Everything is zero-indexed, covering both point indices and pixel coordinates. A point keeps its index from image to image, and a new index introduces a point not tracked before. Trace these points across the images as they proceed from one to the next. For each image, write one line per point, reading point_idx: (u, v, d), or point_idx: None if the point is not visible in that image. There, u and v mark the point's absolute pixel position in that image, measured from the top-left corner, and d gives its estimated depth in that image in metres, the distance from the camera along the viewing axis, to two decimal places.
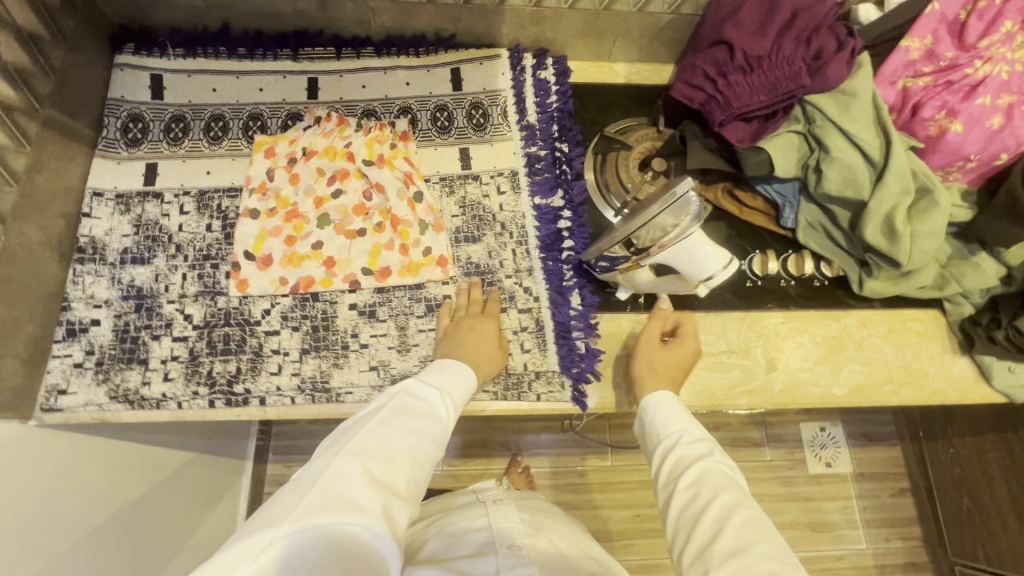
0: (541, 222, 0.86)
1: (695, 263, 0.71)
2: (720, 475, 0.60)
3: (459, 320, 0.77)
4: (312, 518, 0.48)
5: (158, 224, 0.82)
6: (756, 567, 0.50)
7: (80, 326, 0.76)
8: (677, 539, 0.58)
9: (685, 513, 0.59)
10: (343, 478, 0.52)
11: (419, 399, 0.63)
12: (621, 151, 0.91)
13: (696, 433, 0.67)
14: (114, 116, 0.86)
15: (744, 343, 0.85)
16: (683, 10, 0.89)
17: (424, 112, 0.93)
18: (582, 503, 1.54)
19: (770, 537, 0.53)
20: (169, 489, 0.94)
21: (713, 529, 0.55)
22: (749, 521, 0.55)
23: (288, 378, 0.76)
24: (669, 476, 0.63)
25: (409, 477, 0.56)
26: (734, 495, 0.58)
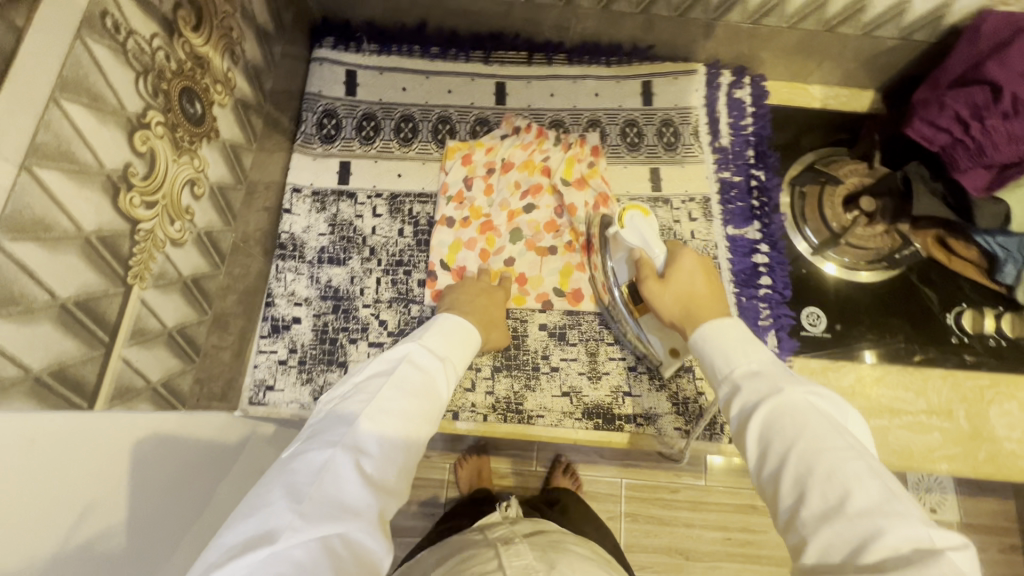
0: (736, 254, 0.83)
1: (647, 253, 0.69)
2: (795, 413, 0.48)
3: (470, 285, 0.76)
4: (307, 527, 0.42)
5: (353, 225, 0.82)
6: (858, 526, 0.40)
7: (283, 323, 0.77)
8: (767, 498, 0.48)
9: (766, 472, 0.48)
10: (337, 479, 0.46)
11: (419, 371, 0.58)
12: (828, 185, 0.87)
13: (752, 365, 0.55)
14: (310, 111, 0.85)
15: (945, 403, 0.79)
16: (914, 38, 0.82)
17: (613, 126, 0.89)
18: (672, 522, 1.29)
19: (867, 481, 0.42)
20: (222, 459, 0.67)
21: (797, 491, 0.44)
22: (840, 466, 0.43)
23: (482, 395, 0.76)
24: (740, 419, 0.52)
25: (400, 468, 0.51)
26: (815, 437, 0.46)
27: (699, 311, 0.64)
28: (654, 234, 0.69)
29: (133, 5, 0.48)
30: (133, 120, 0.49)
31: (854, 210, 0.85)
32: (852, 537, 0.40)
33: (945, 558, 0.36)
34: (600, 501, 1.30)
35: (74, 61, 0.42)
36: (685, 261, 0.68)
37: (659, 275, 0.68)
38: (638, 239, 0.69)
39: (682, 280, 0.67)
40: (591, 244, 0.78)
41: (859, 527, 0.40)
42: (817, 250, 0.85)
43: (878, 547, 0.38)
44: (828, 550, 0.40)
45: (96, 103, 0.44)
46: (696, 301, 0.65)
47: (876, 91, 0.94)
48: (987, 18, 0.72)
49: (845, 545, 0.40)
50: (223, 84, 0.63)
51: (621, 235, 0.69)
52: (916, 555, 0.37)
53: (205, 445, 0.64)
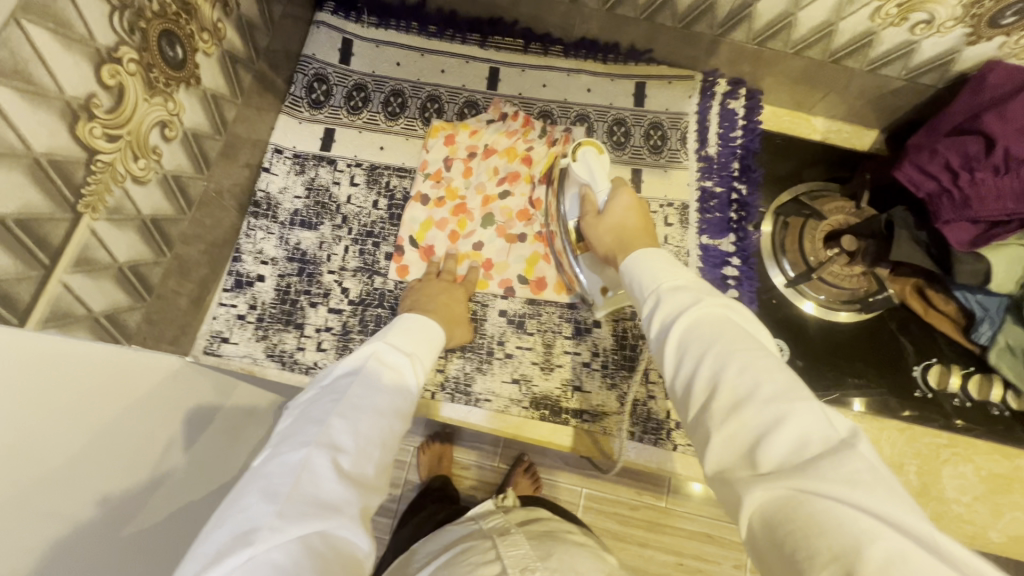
0: (707, 264, 0.83)
1: (592, 190, 0.70)
2: (713, 324, 0.47)
3: (427, 287, 0.75)
4: (289, 528, 0.40)
5: (329, 192, 0.82)
6: (764, 415, 0.38)
7: (246, 279, 0.78)
8: (681, 405, 0.46)
9: (681, 376, 0.46)
10: (314, 478, 0.44)
11: (387, 369, 0.57)
12: (810, 219, 0.85)
13: (678, 281, 0.52)
14: (302, 73, 0.86)
15: (897, 456, 0.77)
16: (920, 81, 0.80)
17: (601, 123, 0.89)
18: (626, 539, 1.27)
19: (776, 376, 0.40)
20: (201, 405, 0.68)
21: (710, 388, 0.43)
22: (750, 364, 0.42)
23: (433, 373, 0.76)
24: (660, 337, 0.49)
25: (378, 464, 0.49)
26: (729, 342, 0.44)
27: (628, 237, 0.63)
28: (603, 171, 0.71)
29: None
30: (102, 53, 0.50)
31: (834, 248, 0.83)
32: (760, 427, 0.38)
33: (851, 447, 0.35)
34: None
35: None
36: (622, 197, 0.67)
37: (599, 211, 0.69)
38: (585, 174, 0.71)
39: (617, 212, 0.67)
40: (552, 216, 0.79)
41: (765, 415, 0.38)
42: (791, 284, 0.84)
43: (780, 439, 0.37)
44: (731, 445, 0.39)
45: (63, 30, 0.45)
46: (626, 229, 0.65)
47: (881, 130, 0.92)
48: (995, 69, 0.70)
49: (750, 437, 0.38)
50: (210, 33, 0.64)
51: (572, 167, 0.72)
52: (824, 450, 0.35)
53: (171, 388, 0.65)
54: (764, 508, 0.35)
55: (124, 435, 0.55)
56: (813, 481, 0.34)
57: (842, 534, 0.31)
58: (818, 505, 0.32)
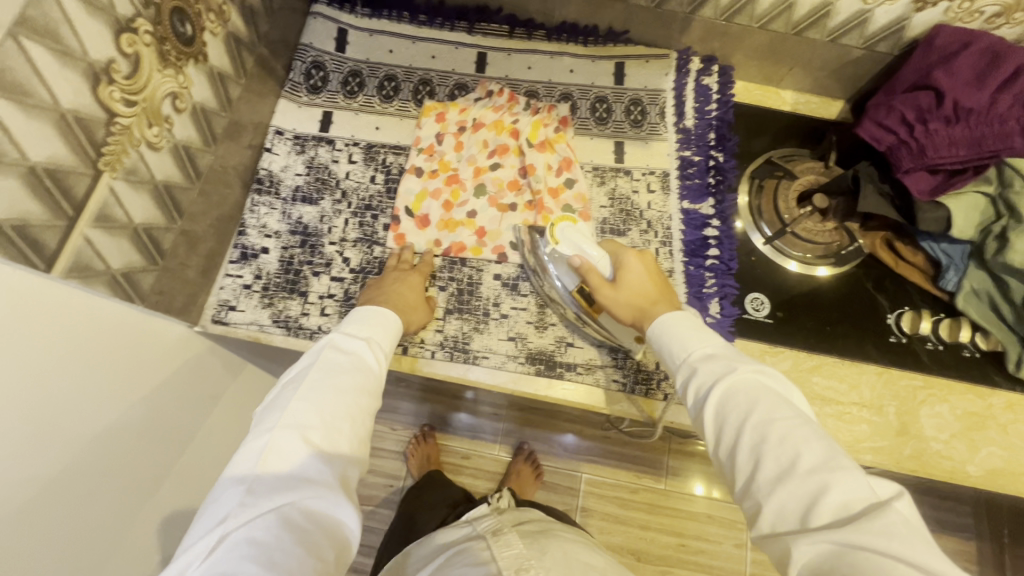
0: (688, 226, 0.87)
1: (586, 259, 0.73)
2: (748, 392, 0.53)
3: (386, 279, 0.77)
4: (262, 505, 0.47)
5: (328, 169, 0.87)
6: (811, 485, 0.45)
7: (251, 251, 0.82)
8: (725, 470, 0.52)
9: (723, 447, 0.53)
10: (283, 457, 0.50)
11: (345, 353, 0.62)
12: (783, 180, 0.90)
13: (707, 349, 0.59)
14: (300, 60, 0.91)
15: (878, 399, 0.81)
16: (877, 48, 0.86)
17: (584, 100, 0.94)
18: (628, 522, 1.29)
19: (814, 444, 0.47)
20: (195, 395, 0.76)
21: (754, 460, 0.49)
22: (791, 435, 0.49)
23: (432, 333, 0.80)
24: (698, 403, 0.56)
25: (350, 437, 0.55)
26: (766, 408, 0.51)
27: (651, 305, 0.68)
28: (585, 237, 0.75)
29: None
30: (121, 22, 0.54)
31: (807, 207, 0.88)
32: (808, 496, 0.45)
33: (888, 507, 0.42)
34: (558, 492, 1.31)
35: None
36: (631, 261, 0.72)
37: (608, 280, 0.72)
38: (576, 246, 0.74)
39: (629, 277, 0.71)
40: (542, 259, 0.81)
41: (810, 485, 0.45)
42: (770, 242, 0.88)
43: (826, 505, 0.44)
44: (782, 513, 0.45)
45: None
46: (643, 294, 0.70)
47: (846, 101, 0.98)
48: (939, 31, 0.77)
49: (799, 507, 0.45)
50: (217, 15, 0.69)
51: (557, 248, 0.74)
52: (863, 511, 0.43)
53: (181, 378, 0.73)
54: (816, 562, 0.42)
55: (126, 443, 0.63)
56: (855, 535, 0.41)
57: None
58: (863, 556, 0.39)
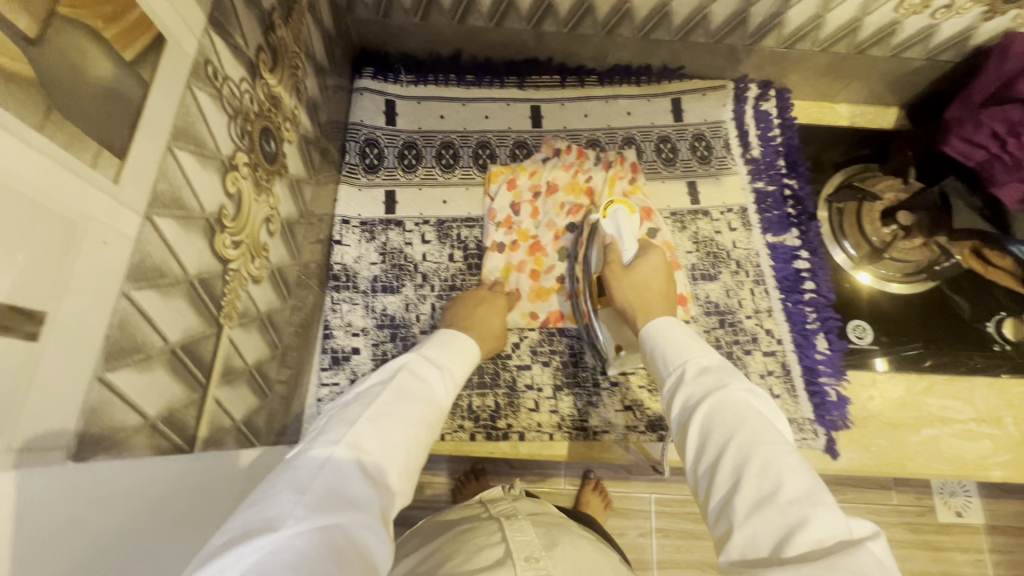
0: (778, 261, 0.86)
1: (619, 245, 0.72)
2: (737, 408, 0.46)
3: (468, 298, 0.76)
4: (308, 519, 0.38)
5: (403, 253, 0.83)
6: (789, 515, 0.37)
7: (342, 354, 0.78)
8: (700, 496, 0.45)
9: (701, 468, 0.45)
10: (340, 476, 0.42)
11: (420, 379, 0.56)
12: (865, 202, 0.90)
13: (704, 361, 0.53)
14: (354, 141, 0.87)
15: (994, 410, 0.81)
16: (940, 58, 0.85)
17: (647, 143, 0.91)
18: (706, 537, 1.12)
19: (799, 475, 0.40)
20: None
21: (731, 481, 0.42)
22: (772, 457, 0.41)
23: (546, 415, 0.77)
24: (682, 416, 0.50)
25: (401, 472, 0.47)
26: (754, 429, 0.44)
27: (651, 302, 0.65)
28: (632, 231, 0.73)
29: (229, 53, 0.49)
30: (226, 162, 0.50)
31: (891, 224, 0.88)
32: (783, 527, 0.37)
33: (863, 547, 0.35)
34: (631, 517, 1.12)
35: (184, 109, 0.43)
36: (652, 258, 0.70)
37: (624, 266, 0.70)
38: (613, 229, 0.73)
39: (644, 271, 0.69)
40: (579, 287, 0.78)
41: (788, 517, 0.37)
42: (857, 264, 0.88)
43: (800, 538, 0.36)
44: (755, 540, 0.38)
45: (201, 148, 0.45)
46: (651, 291, 0.67)
47: (901, 108, 0.98)
48: (1018, 38, 0.75)
49: (772, 536, 0.37)
50: (291, 121, 0.64)
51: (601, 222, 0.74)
52: (842, 550, 0.34)
53: None
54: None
55: None
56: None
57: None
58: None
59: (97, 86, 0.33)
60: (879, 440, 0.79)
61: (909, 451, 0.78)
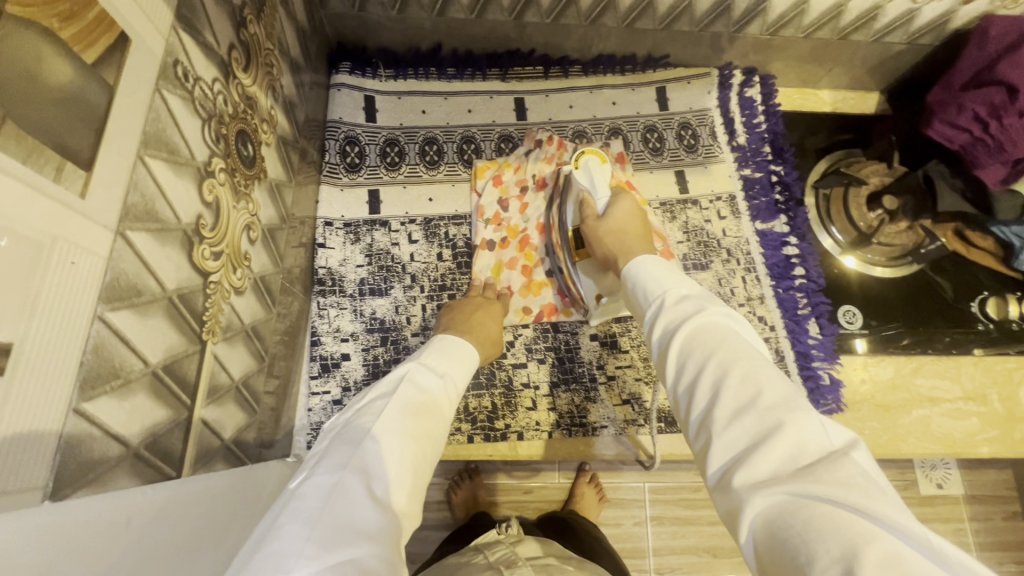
0: (768, 248, 0.86)
1: (592, 196, 0.71)
2: (716, 330, 0.47)
3: (464, 304, 0.74)
4: (320, 556, 0.35)
5: (390, 254, 0.81)
6: (766, 421, 0.38)
7: (331, 361, 0.76)
8: (681, 415, 0.46)
9: (683, 384, 0.46)
10: (347, 502, 0.40)
11: (423, 389, 0.54)
12: (852, 186, 0.90)
13: (681, 290, 0.53)
14: (333, 139, 0.84)
15: (979, 388, 0.83)
16: (920, 42, 0.86)
17: (634, 133, 0.90)
18: (697, 522, 1.11)
19: (776, 383, 0.41)
20: None
21: (712, 394, 0.43)
22: (751, 373, 0.42)
23: (544, 413, 0.76)
24: (660, 343, 0.50)
25: (410, 490, 0.45)
26: (732, 347, 0.45)
27: (630, 242, 0.64)
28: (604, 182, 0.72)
29: (198, 52, 0.46)
30: (201, 169, 0.47)
31: (878, 209, 0.89)
32: (760, 433, 0.38)
33: (846, 457, 0.35)
34: (624, 508, 1.11)
35: (153, 114, 0.40)
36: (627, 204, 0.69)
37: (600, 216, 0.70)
38: (587, 181, 0.72)
39: (619, 218, 0.67)
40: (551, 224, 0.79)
41: (767, 424, 0.38)
42: (846, 250, 0.89)
43: (781, 442, 0.37)
44: (734, 450, 0.39)
45: (173, 156, 0.42)
46: (628, 234, 0.66)
47: (881, 92, 0.98)
48: (994, 22, 0.75)
49: (751, 442, 0.38)
50: (268, 122, 0.62)
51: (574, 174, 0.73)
52: (820, 459, 0.35)
53: None
54: (770, 516, 0.34)
55: None
56: (816, 487, 0.33)
57: (841, 534, 0.30)
58: (815, 510, 0.32)
59: (54, 91, 0.30)
60: (872, 422, 0.80)
61: (900, 432, 0.80)
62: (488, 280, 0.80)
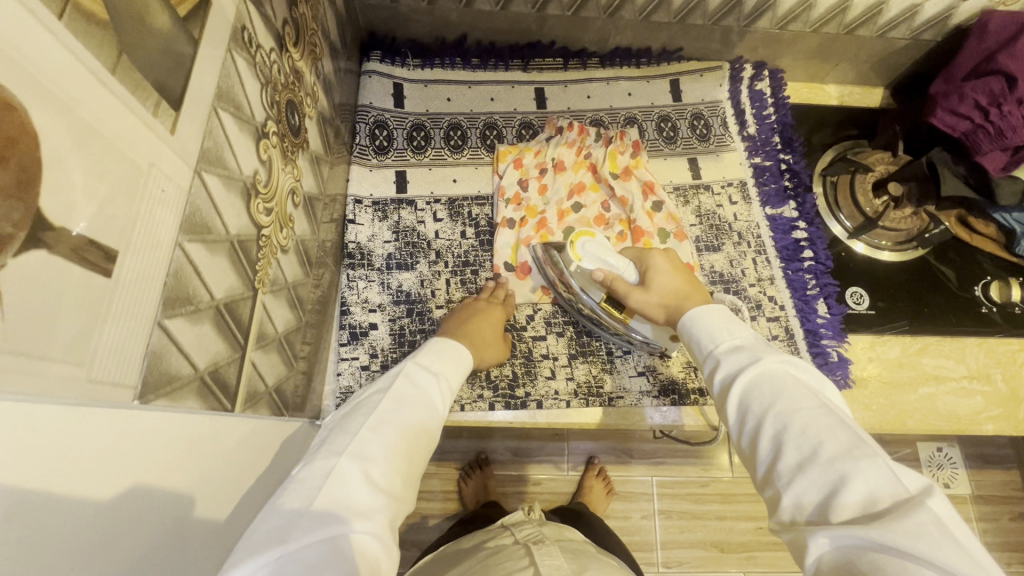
0: (778, 232, 0.89)
1: (612, 270, 0.72)
2: (773, 380, 0.48)
3: (465, 310, 0.76)
4: (316, 529, 0.38)
5: (416, 231, 0.85)
6: (830, 474, 0.40)
7: (360, 330, 0.79)
8: (746, 460, 0.47)
9: (745, 435, 0.48)
10: (344, 486, 0.42)
11: (418, 387, 0.56)
12: (857, 174, 0.93)
13: (735, 339, 0.55)
14: (363, 122, 0.88)
15: (983, 368, 0.85)
16: (922, 37, 0.90)
17: (649, 122, 0.94)
18: (705, 515, 1.12)
19: (839, 432, 0.41)
20: None
21: (774, 447, 0.44)
22: (812, 425, 0.43)
23: (564, 382, 0.79)
24: (720, 389, 0.52)
25: (404, 475, 0.47)
26: (792, 397, 0.46)
27: (682, 296, 0.66)
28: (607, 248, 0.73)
29: (260, 22, 0.50)
30: (259, 129, 0.51)
31: (883, 196, 0.91)
32: (826, 485, 0.39)
33: (917, 503, 0.36)
34: (633, 500, 1.13)
35: (225, 71, 0.44)
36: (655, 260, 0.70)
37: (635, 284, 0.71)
38: (600, 259, 0.72)
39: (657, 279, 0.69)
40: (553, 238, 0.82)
41: (832, 476, 0.39)
42: (853, 235, 0.92)
43: (847, 496, 0.38)
44: (799, 502, 0.40)
45: (239, 112, 0.47)
46: (673, 290, 0.67)
47: (886, 87, 1.02)
48: (993, 17, 0.79)
49: (816, 495, 0.39)
50: (311, 97, 0.66)
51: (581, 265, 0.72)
52: (891, 509, 0.36)
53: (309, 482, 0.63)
54: (838, 563, 0.36)
55: None
56: (882, 535, 0.35)
57: None
58: (889, 560, 0.34)
59: (156, 34, 0.35)
60: (879, 400, 0.83)
61: (907, 410, 0.82)
62: (505, 277, 0.83)
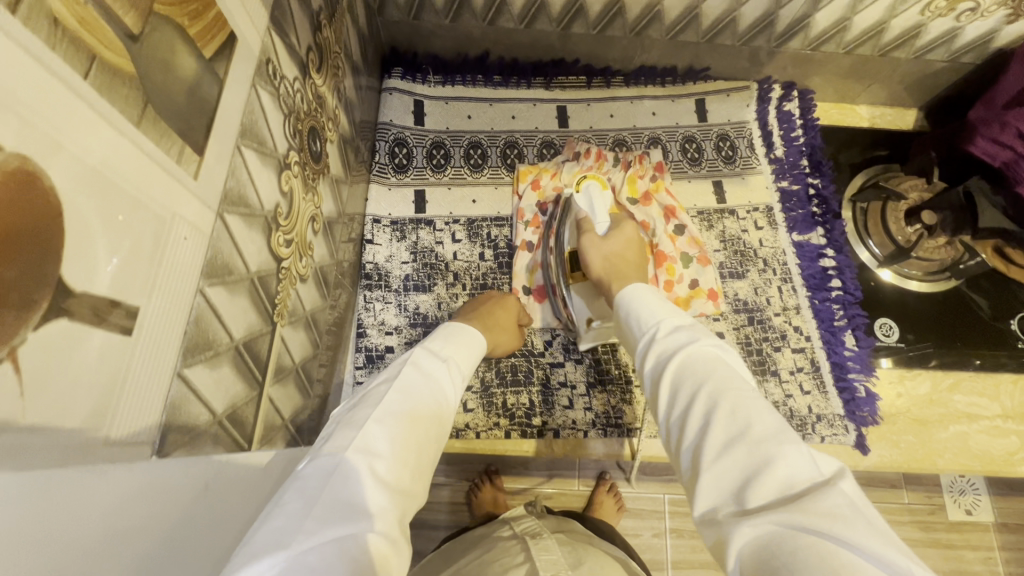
0: (805, 259, 0.87)
1: (591, 218, 0.74)
2: (705, 362, 0.47)
3: (480, 299, 0.75)
4: (323, 529, 0.34)
5: (434, 252, 0.83)
6: (755, 454, 0.37)
7: (376, 353, 0.78)
8: (672, 446, 0.45)
9: (673, 416, 0.45)
10: (350, 481, 0.38)
11: (426, 375, 0.52)
12: (889, 201, 0.90)
13: (674, 321, 0.54)
14: (382, 140, 0.87)
15: (1018, 407, 0.83)
16: (961, 60, 0.87)
17: (673, 143, 0.92)
18: None
19: (766, 415, 0.40)
20: None
21: (701, 429, 0.42)
22: (742, 406, 0.41)
23: (581, 412, 0.77)
24: (653, 373, 0.50)
25: (414, 468, 0.44)
26: (722, 379, 0.44)
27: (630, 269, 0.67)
28: (602, 206, 0.75)
29: (285, 51, 0.49)
30: (281, 160, 0.50)
31: (916, 224, 0.88)
32: (748, 467, 0.37)
33: (833, 487, 0.34)
34: (643, 518, 1.09)
35: (250, 107, 0.43)
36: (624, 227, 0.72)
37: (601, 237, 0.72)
38: (586, 204, 0.75)
39: (617, 242, 0.70)
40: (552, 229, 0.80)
41: (755, 457, 0.37)
42: (883, 264, 0.89)
43: (768, 478, 0.36)
44: (721, 483, 0.38)
45: (262, 146, 0.46)
46: (625, 260, 0.68)
47: (919, 109, 0.99)
48: None
49: (738, 474, 0.37)
50: (332, 120, 0.65)
51: (574, 197, 0.76)
52: (805, 490, 0.34)
53: None
54: (755, 547, 0.33)
55: None
56: (801, 517, 0.32)
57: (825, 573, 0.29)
58: (804, 539, 0.31)
59: (183, 79, 0.34)
60: (908, 437, 0.80)
61: (938, 448, 0.79)
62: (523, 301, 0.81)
